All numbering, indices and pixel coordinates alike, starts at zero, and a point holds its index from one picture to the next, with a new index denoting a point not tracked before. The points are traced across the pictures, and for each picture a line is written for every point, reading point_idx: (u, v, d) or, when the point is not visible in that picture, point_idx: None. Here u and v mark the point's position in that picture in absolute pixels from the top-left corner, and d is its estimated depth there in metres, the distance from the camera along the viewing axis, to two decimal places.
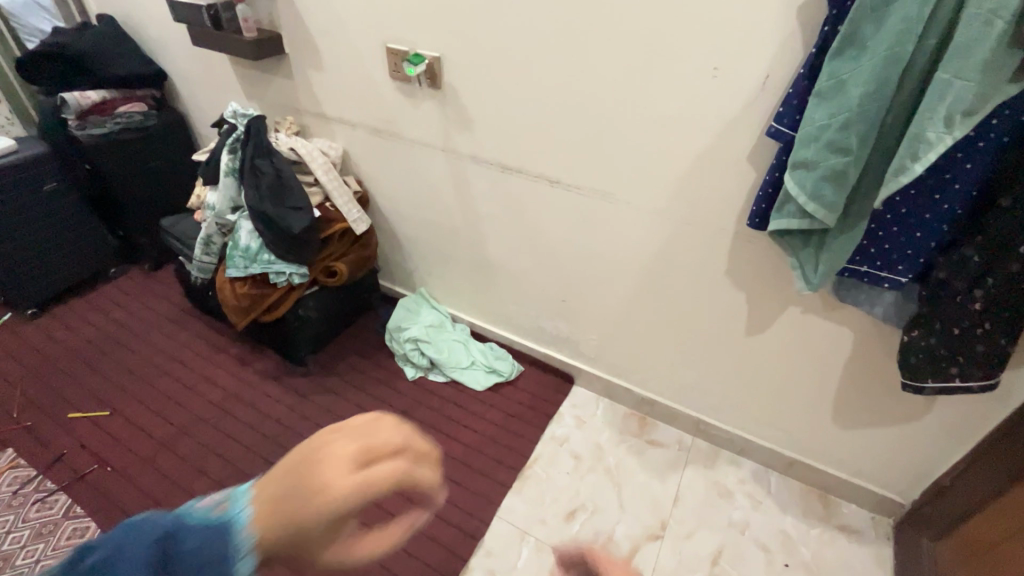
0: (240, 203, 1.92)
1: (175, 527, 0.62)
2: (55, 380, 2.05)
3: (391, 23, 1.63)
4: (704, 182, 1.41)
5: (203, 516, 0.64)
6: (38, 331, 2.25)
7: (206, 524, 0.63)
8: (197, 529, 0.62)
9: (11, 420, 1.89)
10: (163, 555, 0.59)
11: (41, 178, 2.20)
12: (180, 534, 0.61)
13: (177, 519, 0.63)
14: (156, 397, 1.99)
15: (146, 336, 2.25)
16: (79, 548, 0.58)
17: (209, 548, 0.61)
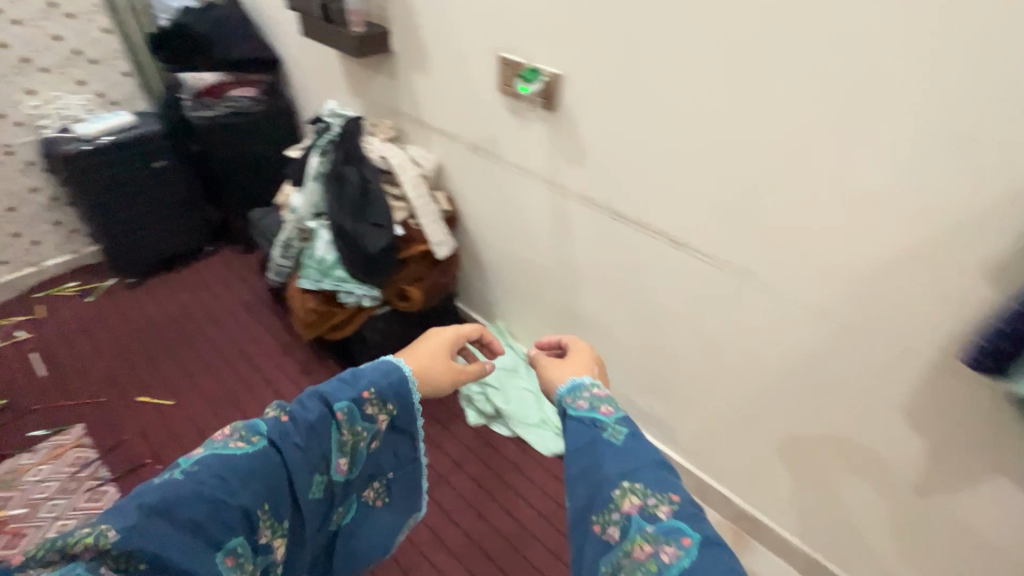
0: (322, 211, 1.78)
1: (350, 377, 0.98)
2: (135, 357, 2.07)
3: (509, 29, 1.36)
4: (894, 278, 1.01)
5: (356, 371, 1.00)
6: (131, 302, 2.31)
7: (364, 369, 1.00)
8: (358, 377, 0.98)
9: (87, 393, 1.92)
10: (351, 388, 0.97)
11: (152, 156, 2.23)
12: (354, 378, 0.98)
13: (350, 375, 0.98)
14: (218, 394, 1.94)
15: (222, 325, 2.22)
16: (277, 405, 0.91)
17: (383, 376, 1.00)
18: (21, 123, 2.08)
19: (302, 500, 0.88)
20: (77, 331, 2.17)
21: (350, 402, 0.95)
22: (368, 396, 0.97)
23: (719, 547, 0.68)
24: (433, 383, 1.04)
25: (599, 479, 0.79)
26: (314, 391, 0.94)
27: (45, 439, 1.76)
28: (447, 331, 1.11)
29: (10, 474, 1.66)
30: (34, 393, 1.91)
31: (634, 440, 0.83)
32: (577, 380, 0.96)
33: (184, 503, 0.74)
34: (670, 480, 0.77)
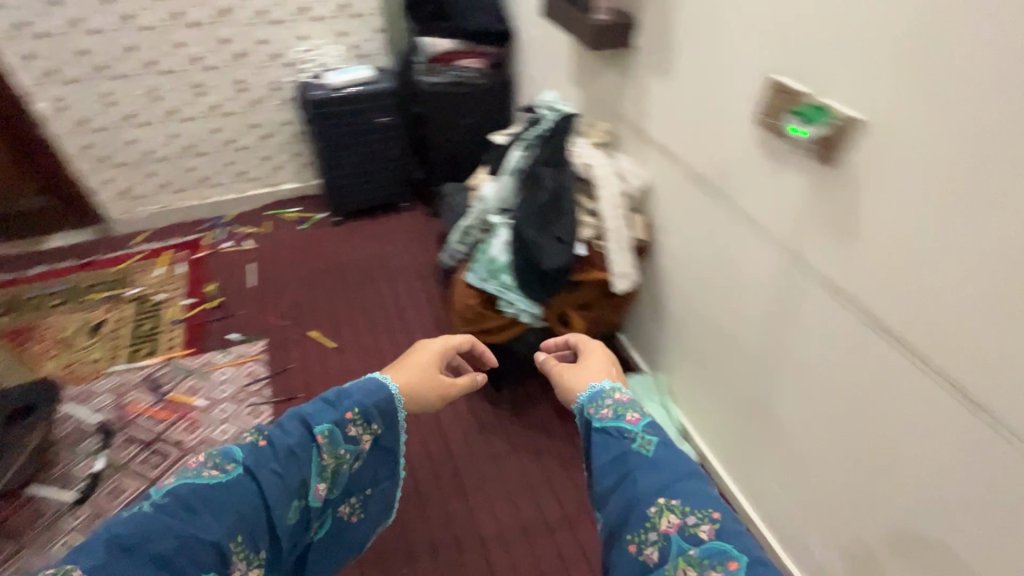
0: (508, 208, 1.66)
1: (335, 397, 0.87)
2: (319, 293, 2.27)
3: (760, 38, 1.09)
4: None
5: (341, 389, 0.89)
6: (330, 241, 2.54)
7: (352, 386, 0.89)
8: (344, 396, 0.87)
9: (276, 314, 2.15)
10: (335, 408, 0.85)
11: (379, 111, 2.36)
12: (338, 398, 0.87)
13: (333, 395, 0.87)
14: (372, 352, 2.02)
15: (394, 285, 2.31)
16: (256, 428, 0.80)
17: (367, 393, 0.88)
18: (289, 64, 2.34)
19: (279, 532, 0.76)
20: (286, 254, 2.45)
21: (333, 423, 0.83)
22: (353, 416, 0.85)
23: (774, 570, 0.62)
24: (421, 399, 0.94)
25: (631, 497, 0.72)
26: (295, 411, 0.83)
27: (237, 344, 2.01)
28: (438, 344, 1.01)
29: (205, 367, 1.91)
30: (240, 301, 2.20)
31: (672, 450, 0.75)
32: (594, 386, 0.89)
33: (146, 542, 0.64)
34: (719, 500, 0.70)
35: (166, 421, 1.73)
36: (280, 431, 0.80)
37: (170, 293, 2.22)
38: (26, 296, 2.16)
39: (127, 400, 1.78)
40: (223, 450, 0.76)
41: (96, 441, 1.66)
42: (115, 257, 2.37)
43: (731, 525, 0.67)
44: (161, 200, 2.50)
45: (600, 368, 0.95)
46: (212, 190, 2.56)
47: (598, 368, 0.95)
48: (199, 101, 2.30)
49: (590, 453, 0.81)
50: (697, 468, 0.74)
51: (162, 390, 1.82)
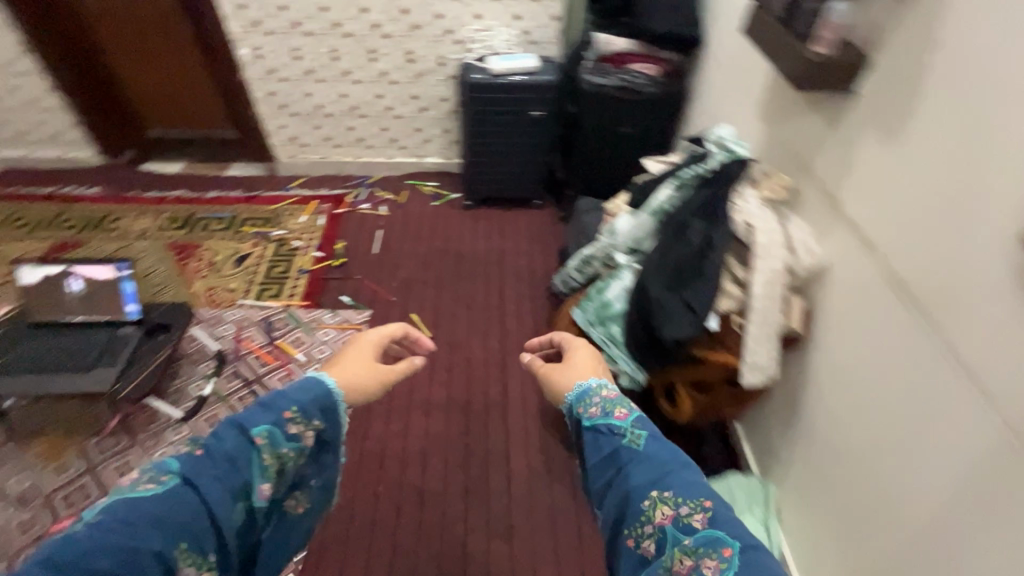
0: (639, 250, 1.46)
1: (272, 399, 0.89)
2: (431, 275, 2.27)
3: (1008, 119, 0.81)
4: None
5: (277, 391, 0.91)
6: (456, 224, 2.52)
7: (287, 389, 0.92)
8: (281, 398, 0.90)
9: (388, 287, 2.20)
10: (273, 410, 0.88)
11: (535, 104, 2.23)
12: (273, 400, 0.89)
13: (270, 399, 0.89)
14: (463, 351, 1.97)
15: (504, 287, 2.23)
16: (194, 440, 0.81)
17: (304, 390, 0.92)
18: (459, 42, 2.29)
19: (226, 532, 0.78)
20: (413, 228, 2.49)
21: (272, 425, 0.86)
22: (292, 415, 0.88)
23: (764, 553, 0.69)
24: (356, 389, 1.01)
25: (626, 490, 0.79)
26: (232, 420, 0.84)
27: (346, 309, 2.09)
28: (371, 336, 1.13)
29: (313, 324, 2.02)
30: (360, 265, 2.28)
31: (660, 446, 0.82)
32: (582, 384, 0.95)
33: (83, 561, 0.64)
34: (714, 494, 0.75)
35: (268, 367, 1.85)
36: (220, 438, 0.82)
37: (306, 241, 2.38)
38: (199, 216, 2.47)
39: (244, 336, 1.95)
40: (159, 464, 0.77)
41: (210, 368, 1.83)
42: (273, 196, 2.61)
43: (724, 516, 0.73)
44: (321, 151, 2.68)
45: (591, 361, 1.02)
46: (365, 151, 2.68)
47: (587, 361, 1.02)
48: (371, 66, 2.37)
49: (585, 453, 0.89)
50: (687, 460, 0.81)
51: (273, 336, 1.95)
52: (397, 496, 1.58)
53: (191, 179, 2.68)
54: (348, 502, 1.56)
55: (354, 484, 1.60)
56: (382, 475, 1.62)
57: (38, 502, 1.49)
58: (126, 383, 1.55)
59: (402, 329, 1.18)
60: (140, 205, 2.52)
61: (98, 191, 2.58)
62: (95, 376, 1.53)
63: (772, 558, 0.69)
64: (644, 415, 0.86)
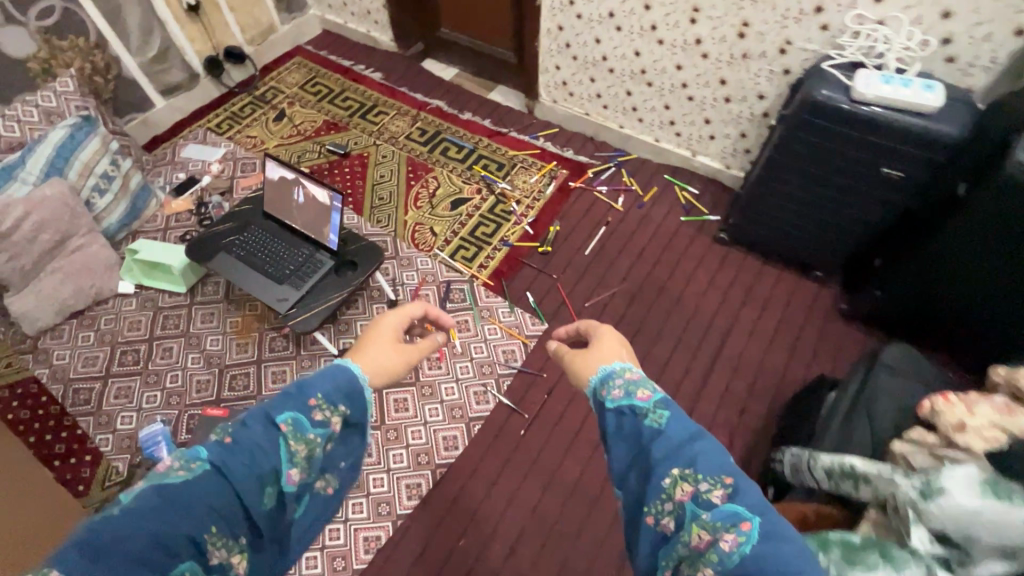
0: (962, 551, 0.81)
1: (297, 388, 0.90)
2: (634, 312, 1.84)
3: None
4: None
5: (301, 380, 0.92)
6: (693, 256, 1.98)
7: (311, 378, 0.93)
8: (306, 389, 0.90)
9: (578, 303, 1.86)
10: (299, 397, 0.88)
11: (895, 160, 1.45)
12: (294, 388, 0.90)
13: (295, 390, 0.89)
14: None
15: (708, 373, 1.72)
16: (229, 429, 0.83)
17: (327, 378, 0.94)
18: (825, 29, 1.55)
19: (255, 517, 0.79)
20: (639, 240, 2.03)
21: (297, 414, 0.87)
22: (317, 403, 0.89)
23: (778, 524, 0.68)
24: (385, 373, 1.06)
25: (649, 462, 0.77)
26: (260, 409, 0.85)
27: (524, 310, 1.84)
28: (394, 317, 1.16)
29: (486, 313, 1.82)
30: (563, 263, 1.96)
31: (681, 423, 0.79)
32: (605, 367, 0.91)
33: (122, 543, 0.65)
34: (740, 476, 0.73)
35: None
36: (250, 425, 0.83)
37: (524, 208, 2.13)
38: (444, 136, 2.39)
39: (421, 293, 1.87)
40: (194, 453, 0.77)
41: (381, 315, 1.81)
42: (517, 139, 2.37)
43: (751, 493, 0.70)
44: (586, 107, 2.29)
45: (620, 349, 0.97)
46: (633, 123, 2.21)
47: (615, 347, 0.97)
48: (686, 30, 1.79)
49: (605, 432, 0.85)
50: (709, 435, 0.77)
51: (445, 307, 1.83)
52: (471, 563, 1.40)
53: (456, 91, 2.57)
54: (426, 536, 1.42)
55: (441, 519, 1.45)
56: (469, 527, 1.44)
57: (218, 369, 1.71)
58: (300, 313, 1.58)
59: (422, 306, 1.23)
60: (404, 104, 2.53)
61: (379, 77, 2.66)
62: (281, 293, 1.60)
63: (787, 526, 0.68)
64: (667, 396, 0.82)
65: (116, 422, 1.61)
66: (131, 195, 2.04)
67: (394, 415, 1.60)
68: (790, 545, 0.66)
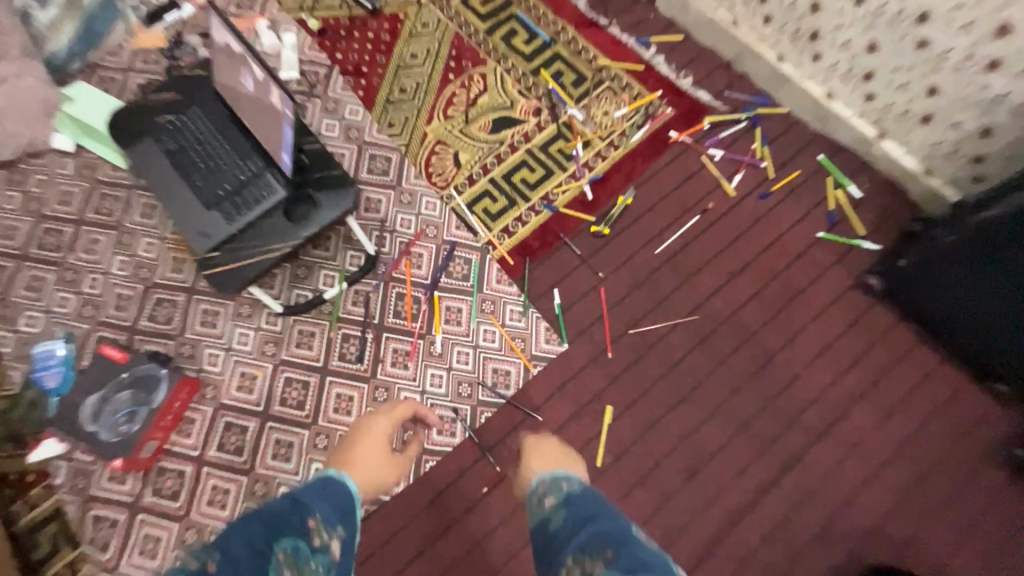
0: None
1: (293, 503, 0.74)
2: (694, 359, 1.28)
3: None
4: None
5: (297, 494, 0.76)
6: (809, 298, 1.33)
7: (308, 493, 0.76)
8: (304, 506, 0.73)
9: (619, 326, 1.31)
10: (293, 514, 0.71)
11: None
12: (288, 500, 0.74)
13: (290, 507, 0.73)
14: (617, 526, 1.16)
15: (766, 484, 1.19)
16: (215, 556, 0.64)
17: (319, 492, 0.77)
18: None
19: None
20: (738, 252, 1.38)
21: (290, 537, 0.69)
22: (314, 523, 0.71)
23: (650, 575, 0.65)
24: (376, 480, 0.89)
25: (553, 552, 0.75)
26: (253, 529, 0.68)
27: (541, 314, 1.32)
28: (384, 418, 0.95)
29: (488, 305, 1.32)
30: (618, 258, 1.37)
31: (579, 505, 0.79)
32: (536, 477, 0.90)
33: None
34: (618, 534, 0.72)
35: (399, 323, 1.31)
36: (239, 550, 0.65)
37: (591, 157, 1.47)
38: (513, 11, 1.63)
39: (412, 251, 1.37)
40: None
41: (353, 269, 1.36)
42: (616, 40, 1.59)
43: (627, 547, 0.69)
44: (736, 13, 1.46)
45: (568, 459, 0.95)
46: (802, 59, 1.40)
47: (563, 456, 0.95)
48: None
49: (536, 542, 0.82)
50: (602, 506, 0.78)
51: (436, 281, 1.34)
52: None
53: None
54: None
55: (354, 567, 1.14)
56: None
57: (142, 287, 1.35)
58: (224, 261, 1.13)
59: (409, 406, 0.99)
60: None
61: None
62: (205, 224, 1.13)
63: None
64: (572, 490, 0.83)
65: (18, 322, 1.32)
66: (84, 14, 1.53)
67: (331, 417, 1.24)
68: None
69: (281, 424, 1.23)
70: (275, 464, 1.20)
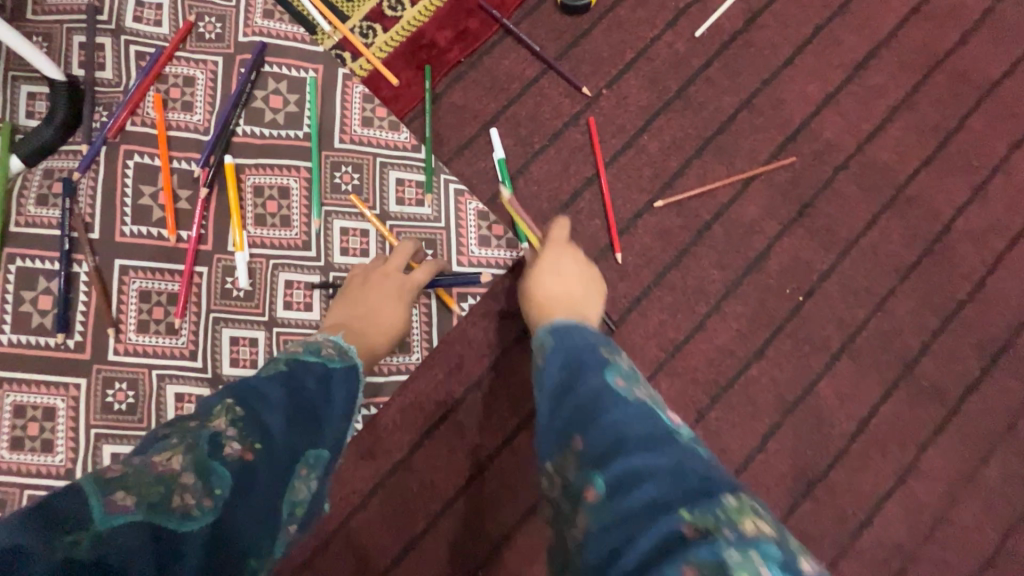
0: None
1: (327, 385, 0.39)
2: (791, 248, 0.62)
3: None
4: None
5: (321, 369, 0.40)
6: (1003, 107, 0.66)
7: (336, 373, 0.40)
8: (330, 399, 0.38)
9: (634, 198, 0.62)
10: (312, 392, 0.38)
11: None
12: (308, 375, 0.39)
13: (316, 389, 0.38)
14: None
15: (954, 485, 0.58)
16: (222, 400, 0.35)
17: (336, 375, 0.40)
18: None
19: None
20: (863, 23, 0.67)
21: (320, 429, 0.36)
22: (341, 417, 0.39)
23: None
24: (378, 336, 0.51)
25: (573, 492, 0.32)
26: (277, 409, 0.34)
27: (466, 186, 0.61)
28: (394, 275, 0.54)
29: (348, 176, 0.60)
30: (618, 53, 0.65)
31: (550, 373, 0.38)
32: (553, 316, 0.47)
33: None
34: (608, 400, 0.34)
35: (147, 236, 0.58)
36: (262, 436, 0.33)
37: None
38: None
39: (166, 75, 0.61)
40: (196, 454, 0.30)
41: (33, 125, 0.60)
42: None
43: (619, 424, 0.33)
44: None
45: (590, 293, 0.52)
46: None
47: (584, 289, 0.52)
48: None
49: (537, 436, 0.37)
50: (594, 356, 0.38)
51: (225, 131, 0.60)
52: None
53: None
54: None
55: None
56: None
57: None
58: None
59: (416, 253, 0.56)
60: None
61: None
62: None
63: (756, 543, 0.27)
64: (570, 347, 0.39)
65: None
66: None
67: (6, 462, 0.54)
68: (686, 483, 0.29)
69: None
70: None
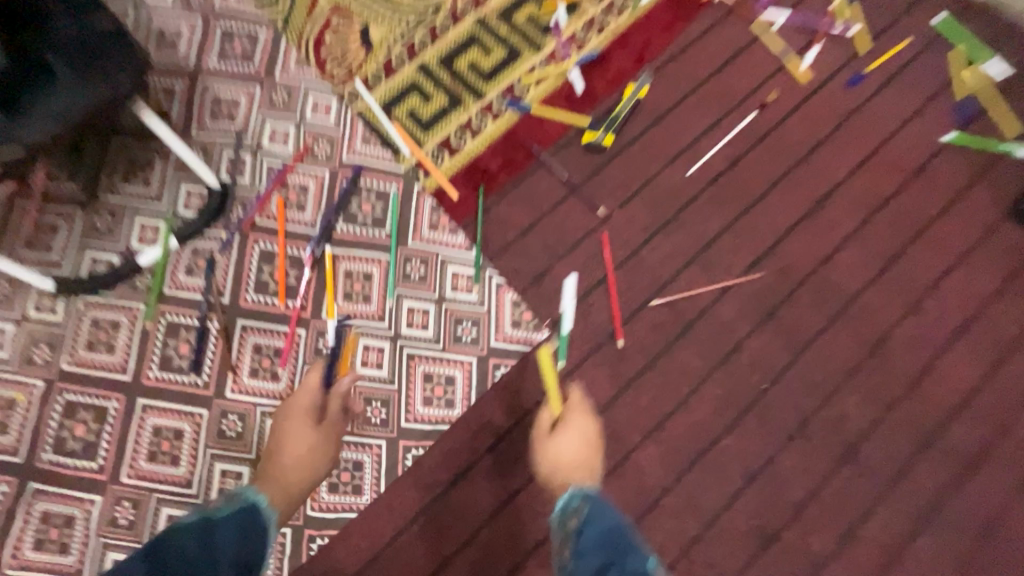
0: None
1: (205, 540, 0.51)
2: (758, 345, 0.78)
3: None
4: None
5: (201, 526, 0.53)
6: (934, 242, 0.83)
7: (217, 522, 0.54)
8: (214, 548, 0.51)
9: (635, 296, 0.80)
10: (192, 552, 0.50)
11: None
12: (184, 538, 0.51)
13: (195, 547, 0.50)
14: None
15: (889, 552, 0.71)
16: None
17: (214, 526, 0.53)
18: None
19: None
20: (821, 170, 0.85)
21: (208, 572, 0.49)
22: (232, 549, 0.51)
23: None
24: (289, 464, 0.63)
25: None
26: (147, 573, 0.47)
27: (504, 280, 0.80)
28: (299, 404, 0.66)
29: (416, 267, 0.79)
30: (628, 184, 0.84)
31: (596, 537, 0.51)
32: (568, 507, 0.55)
33: None
34: None
35: (264, 303, 0.77)
36: None
37: (581, 25, 0.91)
38: None
39: (288, 183, 0.82)
40: None
41: (190, 216, 0.81)
42: None
43: None
44: None
45: (589, 453, 0.60)
46: None
47: (583, 451, 0.60)
48: None
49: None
50: (628, 540, 0.51)
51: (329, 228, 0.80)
52: None
53: None
54: None
55: None
56: None
57: None
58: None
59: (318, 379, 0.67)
60: None
61: None
62: None
63: None
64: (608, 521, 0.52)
65: None
66: None
67: (143, 470, 0.71)
68: None
69: (55, 488, 0.70)
70: (39, 558, 0.68)
